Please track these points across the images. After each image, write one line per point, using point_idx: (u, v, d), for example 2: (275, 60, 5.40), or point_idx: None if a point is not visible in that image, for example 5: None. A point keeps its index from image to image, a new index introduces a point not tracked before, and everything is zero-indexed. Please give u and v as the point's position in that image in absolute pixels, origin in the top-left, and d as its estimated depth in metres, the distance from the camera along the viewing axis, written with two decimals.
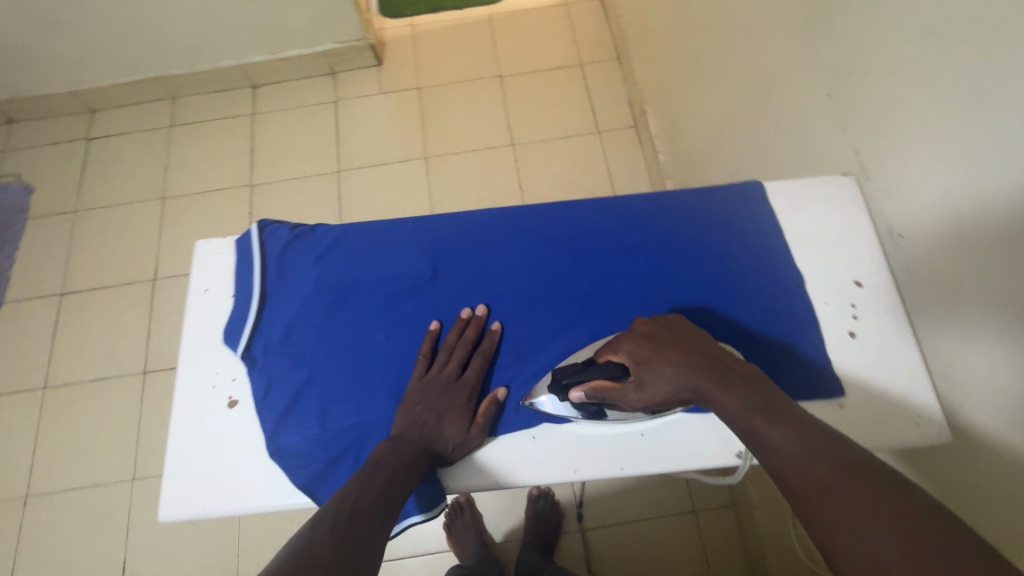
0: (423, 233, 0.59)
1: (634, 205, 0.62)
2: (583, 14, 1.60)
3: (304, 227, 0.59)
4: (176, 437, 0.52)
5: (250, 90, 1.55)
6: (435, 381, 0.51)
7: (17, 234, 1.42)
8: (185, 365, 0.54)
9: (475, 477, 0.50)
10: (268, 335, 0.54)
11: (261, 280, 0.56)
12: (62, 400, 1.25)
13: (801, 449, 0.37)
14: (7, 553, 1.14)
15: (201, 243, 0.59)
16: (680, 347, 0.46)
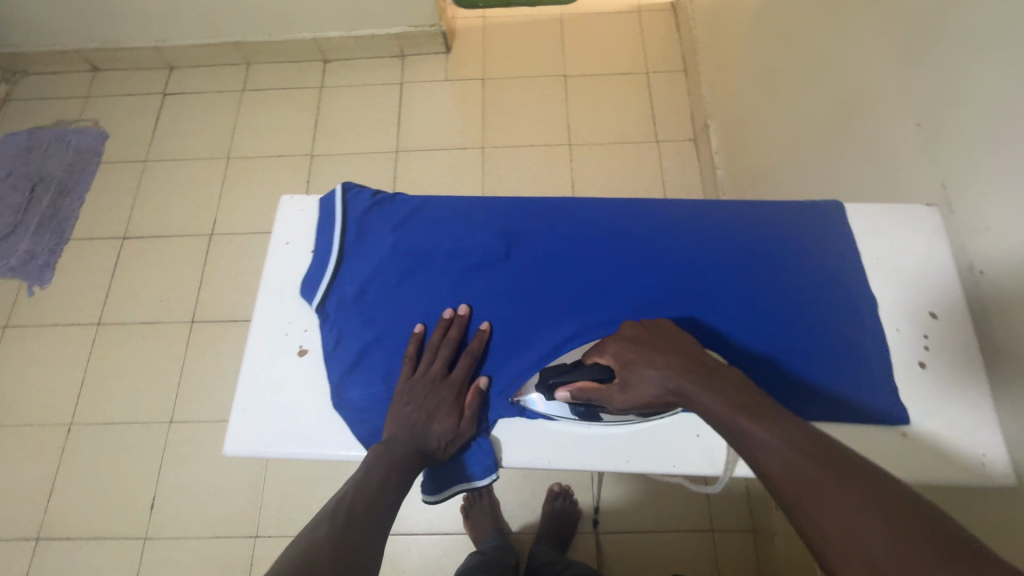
0: (499, 213, 0.61)
1: (707, 211, 0.62)
2: (655, 24, 1.60)
3: (384, 194, 0.62)
4: (247, 377, 0.54)
5: (320, 63, 1.60)
6: (421, 383, 0.52)
7: (90, 176, 1.49)
8: (261, 310, 0.57)
9: (532, 456, 0.52)
10: (342, 290, 0.57)
11: (341, 238, 0.58)
12: (113, 337, 1.31)
13: (791, 455, 0.38)
14: (48, 474, 1.20)
15: (285, 198, 0.62)
16: (665, 351, 0.48)
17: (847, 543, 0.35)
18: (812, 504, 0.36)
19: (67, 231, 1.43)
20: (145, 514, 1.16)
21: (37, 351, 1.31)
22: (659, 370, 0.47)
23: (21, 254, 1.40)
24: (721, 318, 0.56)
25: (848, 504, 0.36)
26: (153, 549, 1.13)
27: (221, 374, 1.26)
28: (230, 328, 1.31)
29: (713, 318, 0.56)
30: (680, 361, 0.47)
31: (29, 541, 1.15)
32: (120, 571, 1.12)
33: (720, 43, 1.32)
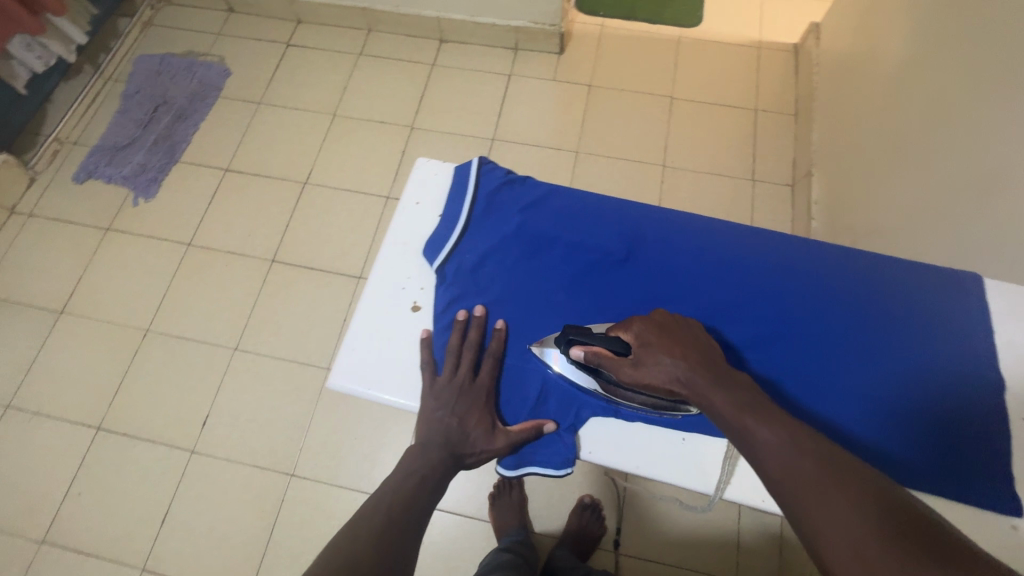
0: (621, 215, 0.62)
1: (830, 254, 0.62)
2: (773, 63, 1.57)
3: (516, 174, 0.63)
4: (361, 320, 0.57)
5: (436, 42, 1.65)
6: (445, 388, 0.54)
7: (207, 107, 1.59)
8: (383, 261, 0.60)
9: (620, 456, 0.54)
10: (462, 258, 0.59)
11: (469, 209, 0.61)
12: (199, 259, 1.39)
13: (790, 452, 0.42)
14: (118, 371, 1.28)
15: (420, 161, 0.66)
16: (682, 343, 0.50)
17: (838, 532, 0.38)
18: (807, 497, 0.41)
19: (177, 153, 1.53)
20: (196, 428, 1.22)
21: (131, 257, 1.40)
22: (672, 360, 0.49)
23: (134, 165, 1.50)
24: (829, 363, 0.56)
25: (839, 498, 0.40)
26: (197, 463, 1.19)
27: (288, 315, 1.32)
28: (304, 274, 1.36)
29: (819, 359, 0.56)
30: (693, 356, 0.49)
31: (91, 428, 1.23)
32: (164, 476, 1.19)
33: (844, 94, 1.29)
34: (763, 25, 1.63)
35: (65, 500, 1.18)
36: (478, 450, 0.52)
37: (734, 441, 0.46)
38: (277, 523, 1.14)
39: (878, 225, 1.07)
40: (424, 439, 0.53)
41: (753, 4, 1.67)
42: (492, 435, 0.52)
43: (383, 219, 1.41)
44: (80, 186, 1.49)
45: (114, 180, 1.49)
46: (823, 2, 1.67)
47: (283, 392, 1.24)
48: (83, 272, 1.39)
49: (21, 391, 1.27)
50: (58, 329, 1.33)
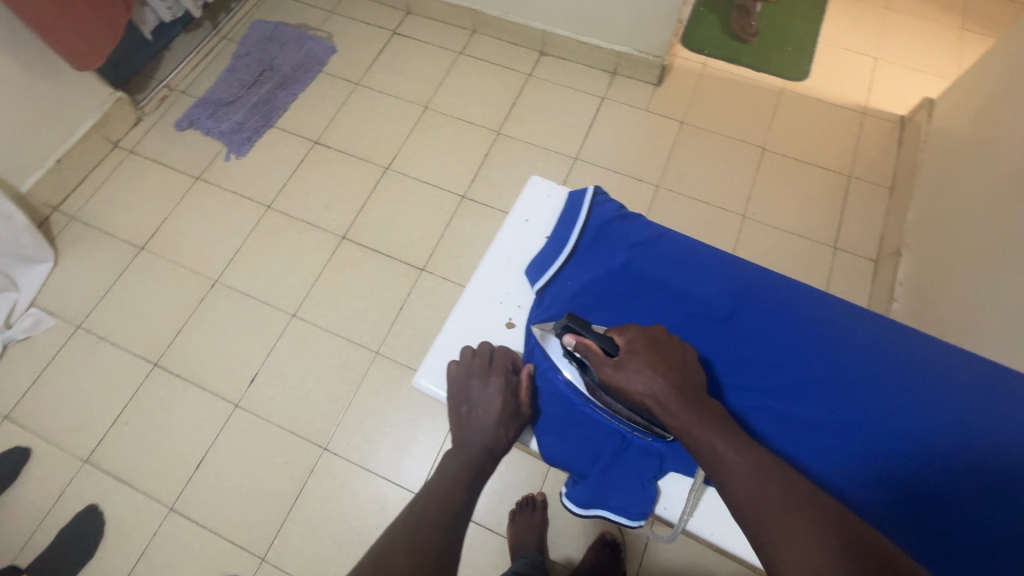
0: (725, 268, 0.65)
1: (947, 357, 0.60)
2: (876, 131, 1.52)
3: (627, 212, 0.69)
4: (461, 325, 0.68)
5: (536, 54, 1.66)
6: (471, 383, 0.63)
7: (308, 80, 1.65)
8: (487, 277, 0.70)
9: (699, 519, 0.59)
10: (561, 281, 0.66)
11: (577, 238, 0.66)
12: (275, 223, 1.44)
13: (750, 473, 0.46)
14: (182, 315, 1.34)
15: (533, 181, 0.74)
16: (666, 359, 0.55)
17: (786, 549, 0.41)
18: (768, 519, 0.43)
19: (273, 118, 1.59)
20: (243, 384, 1.26)
21: (214, 209, 1.47)
22: (653, 373, 0.53)
23: (232, 123, 1.57)
24: (924, 469, 0.54)
25: (796, 522, 0.42)
26: (238, 418, 1.23)
27: (348, 293, 1.35)
28: (370, 256, 1.39)
29: (912, 462, 0.54)
30: (670, 371, 0.54)
31: (148, 363, 1.29)
32: (206, 424, 1.23)
33: (951, 179, 1.24)
34: (871, 92, 1.58)
35: (112, 427, 1.23)
36: (507, 429, 0.60)
37: (702, 461, 0.49)
38: (303, 492, 1.16)
39: (970, 323, 1.02)
40: (455, 430, 0.62)
41: (863, 68, 1.62)
42: (516, 412, 0.61)
43: (454, 217, 1.43)
44: (180, 133, 1.58)
45: (212, 134, 1.57)
46: (938, 78, 1.60)
47: (331, 366, 1.27)
48: (168, 214, 1.46)
49: (92, 315, 1.34)
50: (136, 263, 1.40)
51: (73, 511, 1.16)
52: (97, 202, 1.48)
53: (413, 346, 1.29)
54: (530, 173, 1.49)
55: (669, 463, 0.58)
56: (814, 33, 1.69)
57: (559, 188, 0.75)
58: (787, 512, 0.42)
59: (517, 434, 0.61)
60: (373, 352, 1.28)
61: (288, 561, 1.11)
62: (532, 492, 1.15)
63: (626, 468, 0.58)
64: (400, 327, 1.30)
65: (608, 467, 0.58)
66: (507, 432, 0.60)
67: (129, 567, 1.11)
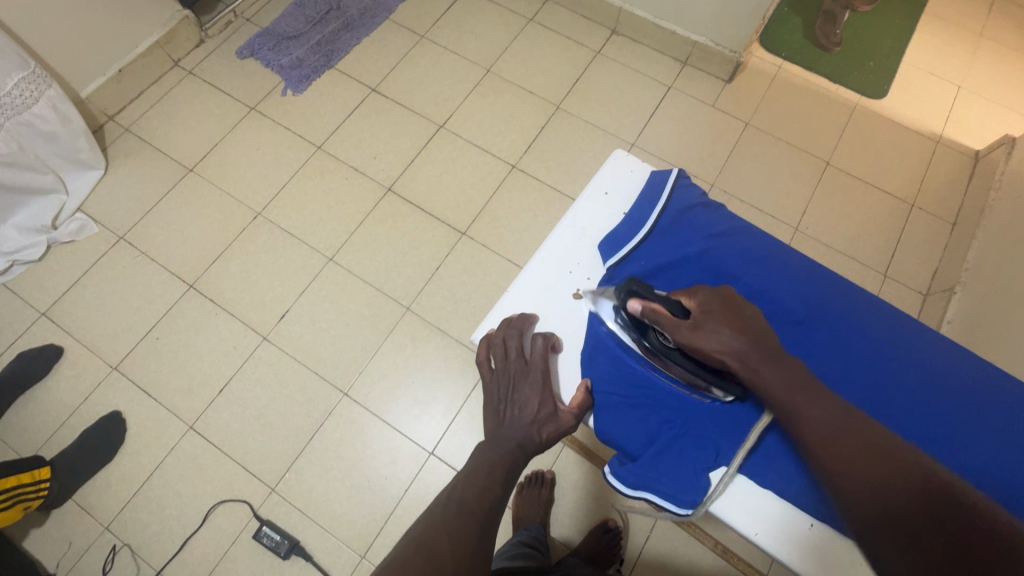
0: (807, 270, 0.64)
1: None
2: (948, 162, 1.46)
3: (709, 200, 0.68)
4: (527, 286, 0.69)
5: (608, 32, 1.61)
6: (507, 377, 0.63)
7: (374, 25, 1.62)
8: (560, 244, 0.70)
9: (744, 518, 0.58)
10: (636, 258, 0.65)
11: (657, 217, 0.66)
12: (324, 165, 1.44)
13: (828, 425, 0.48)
14: (223, 242, 1.35)
15: (617, 154, 0.73)
16: (743, 320, 0.53)
17: (864, 490, 0.44)
18: (841, 467, 0.46)
19: (334, 59, 1.57)
20: (274, 318, 1.27)
21: (265, 142, 1.46)
22: (732, 331, 0.53)
23: (292, 58, 1.56)
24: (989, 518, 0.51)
25: (869, 472, 0.45)
26: (265, 350, 1.25)
27: (387, 245, 1.35)
28: (413, 213, 1.38)
29: None
30: (748, 329, 0.53)
31: (184, 283, 1.31)
32: (234, 351, 1.25)
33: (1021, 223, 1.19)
34: (949, 121, 1.51)
35: (143, 340, 1.25)
36: (544, 428, 0.61)
37: (778, 414, 0.51)
38: (320, 432, 1.18)
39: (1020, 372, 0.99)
40: (489, 427, 0.62)
41: (946, 95, 1.55)
42: (555, 413, 0.61)
43: (502, 186, 1.41)
44: (240, 61, 1.56)
45: (272, 66, 1.55)
46: (1023, 117, 1.53)
47: (361, 315, 1.28)
48: (219, 141, 1.46)
49: (135, 229, 1.36)
50: (183, 184, 1.41)
51: (98, 415, 1.19)
52: (151, 117, 1.48)
53: (444, 307, 1.28)
54: (584, 153, 1.46)
55: (724, 458, 0.57)
56: (900, 51, 1.61)
57: (643, 163, 0.74)
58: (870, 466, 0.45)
59: (552, 437, 0.61)
60: (404, 308, 1.28)
61: (297, 496, 1.13)
62: (543, 469, 1.16)
63: (680, 455, 0.57)
64: (434, 287, 1.30)
65: (662, 449, 0.58)
66: (543, 434, 0.61)
67: (145, 476, 1.15)
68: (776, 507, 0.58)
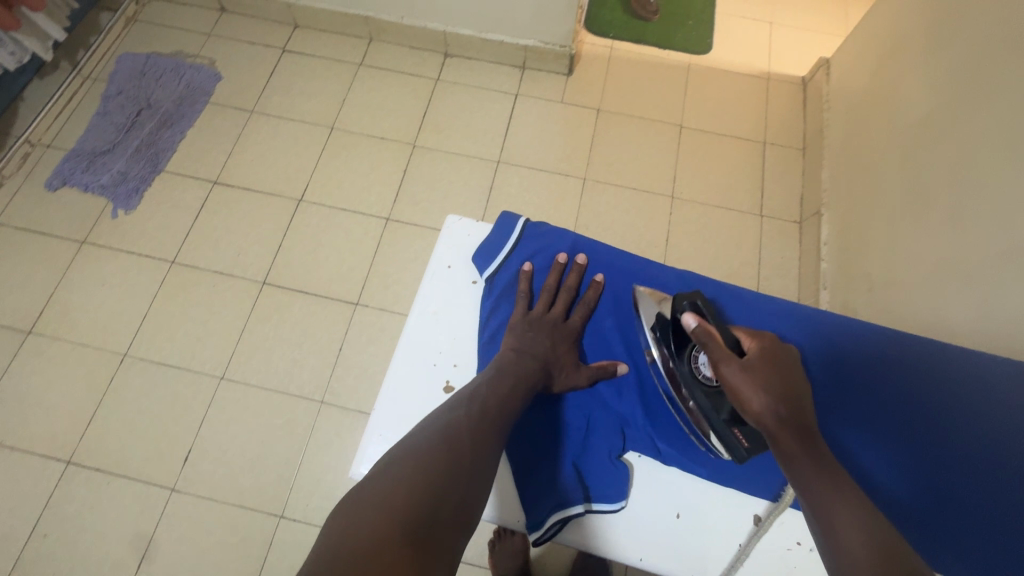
0: (634, 274, 0.71)
1: (854, 368, 0.68)
2: (782, 95, 1.56)
3: (547, 239, 0.72)
4: (390, 397, 0.65)
5: (441, 56, 1.58)
6: (541, 320, 0.67)
7: (196, 112, 1.50)
8: (415, 339, 0.68)
9: (679, 564, 0.62)
10: (501, 304, 0.69)
11: (500, 271, 0.70)
12: (184, 279, 1.31)
13: (821, 474, 0.49)
14: (92, 399, 1.19)
15: (446, 225, 0.74)
16: (791, 382, 0.55)
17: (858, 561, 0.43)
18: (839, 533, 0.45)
19: (161, 162, 1.43)
20: (177, 464, 1.14)
21: (109, 274, 1.31)
22: (778, 387, 0.54)
23: (113, 174, 1.40)
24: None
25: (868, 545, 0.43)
26: (178, 502, 1.11)
27: (279, 342, 1.25)
28: (298, 299, 1.29)
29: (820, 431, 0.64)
30: (787, 389, 0.54)
31: (60, 462, 1.14)
32: (142, 516, 1.11)
33: (857, 137, 1.29)
34: (772, 57, 1.62)
35: (30, 541, 1.09)
36: (560, 376, 0.64)
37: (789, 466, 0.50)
38: (266, 569, 1.07)
39: (896, 277, 1.07)
40: (514, 351, 0.63)
41: (762, 34, 1.66)
42: (575, 371, 0.65)
43: (382, 242, 1.35)
44: (53, 194, 1.39)
45: (92, 189, 1.39)
46: (831, 36, 1.67)
47: (273, 426, 1.17)
48: (55, 288, 1.29)
49: None
50: (25, 350, 1.23)
51: None
52: None
53: (360, 387, 1.21)
54: (454, 184, 1.42)
55: (635, 446, 0.65)
56: (711, 4, 1.70)
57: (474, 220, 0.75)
58: (854, 514, 0.46)
59: (565, 383, 0.64)
60: (318, 402, 1.19)
61: None
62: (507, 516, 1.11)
63: (600, 453, 0.64)
64: (343, 370, 1.22)
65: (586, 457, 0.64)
66: (559, 380, 0.64)
67: None
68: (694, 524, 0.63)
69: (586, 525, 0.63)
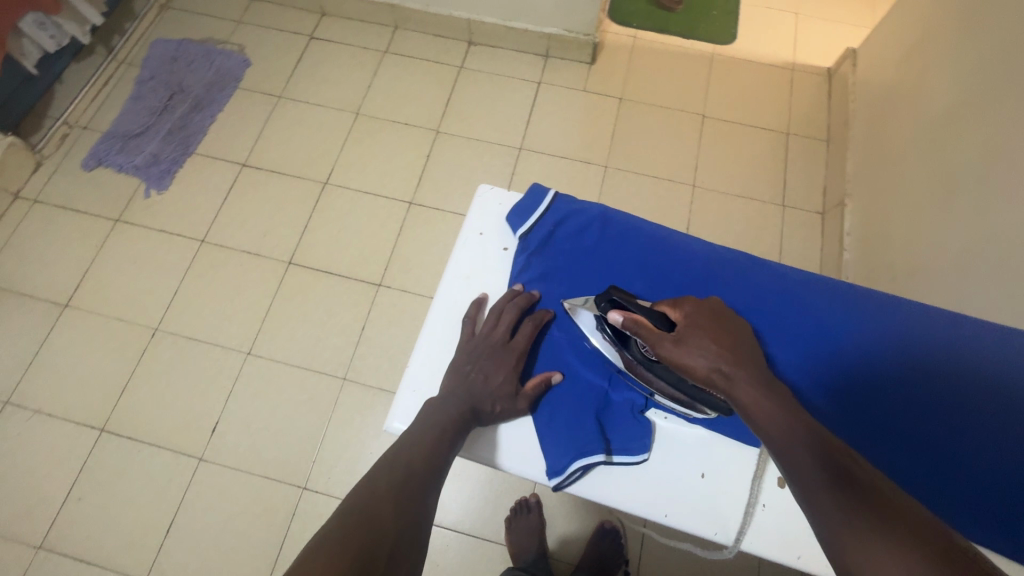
0: (663, 242, 0.71)
1: (916, 337, 0.61)
2: (807, 85, 1.55)
3: (577, 205, 0.73)
4: (424, 355, 0.69)
5: (465, 44, 1.60)
6: (482, 345, 0.66)
7: (225, 97, 1.53)
8: (449, 301, 0.72)
9: (704, 522, 0.63)
10: (532, 263, 0.72)
11: (529, 235, 0.72)
12: (213, 258, 1.34)
13: (779, 414, 0.49)
14: (124, 371, 1.23)
15: (478, 193, 0.77)
16: (726, 338, 0.56)
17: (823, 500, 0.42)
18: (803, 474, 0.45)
19: (192, 145, 1.47)
20: (205, 435, 1.18)
21: (142, 251, 1.35)
22: (715, 345, 0.55)
23: (146, 155, 1.44)
24: (880, 455, 0.59)
25: (829, 481, 0.43)
26: (205, 472, 1.15)
27: (304, 320, 1.28)
28: (322, 279, 1.31)
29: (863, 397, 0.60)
30: (723, 344, 0.56)
31: (94, 429, 1.19)
32: (171, 484, 1.14)
33: (883, 126, 1.27)
34: (797, 47, 1.61)
35: (65, 504, 1.13)
36: (494, 404, 0.63)
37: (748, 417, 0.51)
38: (288, 538, 1.10)
39: (919, 266, 1.06)
40: (452, 384, 0.64)
41: (788, 24, 1.65)
42: (513, 397, 0.64)
43: (405, 225, 1.37)
44: (89, 173, 1.44)
45: (126, 170, 1.43)
46: (859, 27, 1.65)
47: (297, 401, 1.20)
48: (90, 264, 1.34)
49: (21, 387, 1.22)
50: (62, 323, 1.28)
51: None
52: (5, 260, 1.34)
53: (381, 366, 1.23)
54: (476, 170, 1.44)
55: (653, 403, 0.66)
56: None
57: (505, 189, 0.78)
58: (815, 451, 0.45)
59: (503, 411, 0.63)
60: (340, 380, 1.22)
61: None
62: (524, 495, 1.13)
63: (618, 408, 0.65)
64: (365, 349, 1.25)
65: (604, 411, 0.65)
66: (495, 407, 0.63)
67: None
68: (719, 487, 0.64)
69: (604, 475, 0.64)
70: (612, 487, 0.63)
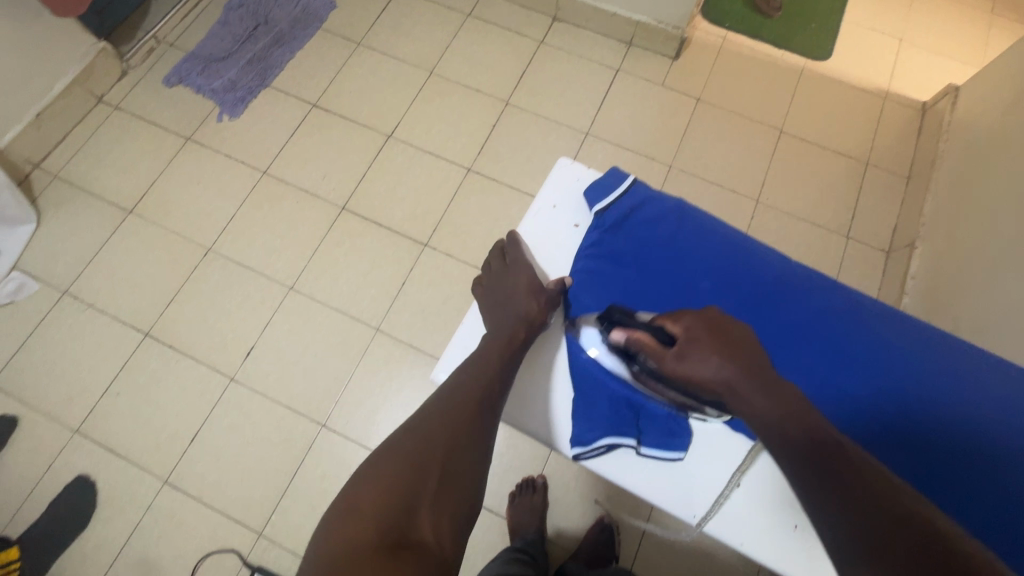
0: (739, 249, 0.70)
1: (1002, 399, 0.57)
2: (897, 117, 1.47)
3: (655, 195, 0.73)
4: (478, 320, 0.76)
5: (549, 19, 1.57)
6: (496, 288, 0.80)
7: (307, 36, 1.55)
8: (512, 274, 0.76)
9: (730, 531, 0.64)
10: (602, 241, 0.72)
11: (603, 214, 0.72)
12: (271, 191, 1.38)
13: (798, 432, 0.46)
14: (174, 284, 1.29)
15: (557, 168, 0.78)
16: (735, 345, 0.51)
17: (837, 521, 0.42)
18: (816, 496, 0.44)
19: (268, 78, 1.50)
20: (239, 357, 1.23)
21: (206, 173, 1.40)
22: (723, 358, 0.50)
23: (224, 81, 1.48)
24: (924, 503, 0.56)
25: (844, 501, 0.42)
26: (234, 392, 1.20)
27: (347, 266, 1.30)
28: (371, 229, 1.34)
29: (924, 442, 0.57)
30: (736, 354, 0.51)
31: (139, 332, 1.25)
32: (201, 397, 1.20)
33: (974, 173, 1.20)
34: (895, 75, 1.53)
35: (104, 397, 1.20)
36: (532, 305, 0.73)
37: (769, 439, 0.48)
38: (300, 470, 1.14)
39: (985, 323, 1.01)
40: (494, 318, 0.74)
41: (889, 49, 1.56)
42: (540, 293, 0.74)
43: (460, 190, 1.38)
44: (169, 90, 1.48)
45: (204, 92, 1.47)
46: (965, 65, 1.55)
47: (329, 341, 1.24)
48: (158, 176, 1.39)
49: (79, 281, 1.29)
50: (124, 228, 1.34)
51: (64, 483, 1.14)
52: (80, 160, 1.40)
53: (413, 323, 1.25)
54: (539, 147, 1.43)
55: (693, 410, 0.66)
56: (841, 10, 1.61)
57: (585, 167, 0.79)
58: (830, 474, 0.44)
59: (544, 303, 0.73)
60: (374, 329, 1.25)
61: (284, 538, 1.10)
62: (531, 475, 1.15)
63: None
64: (402, 304, 1.27)
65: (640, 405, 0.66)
66: (538, 304, 0.73)
67: (123, 538, 1.10)
68: (751, 502, 0.65)
69: (634, 464, 0.66)
70: (630, 471, 0.66)
